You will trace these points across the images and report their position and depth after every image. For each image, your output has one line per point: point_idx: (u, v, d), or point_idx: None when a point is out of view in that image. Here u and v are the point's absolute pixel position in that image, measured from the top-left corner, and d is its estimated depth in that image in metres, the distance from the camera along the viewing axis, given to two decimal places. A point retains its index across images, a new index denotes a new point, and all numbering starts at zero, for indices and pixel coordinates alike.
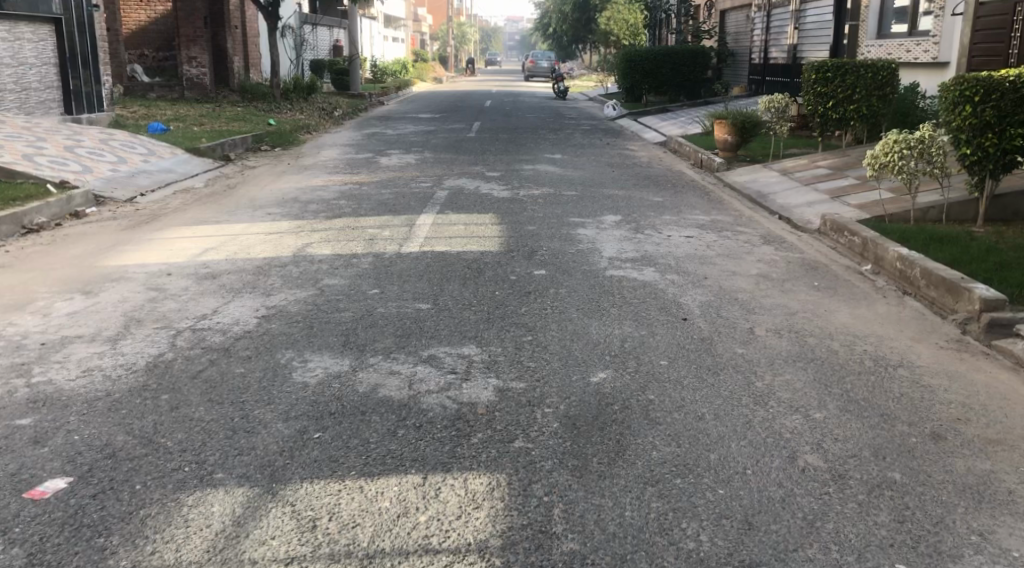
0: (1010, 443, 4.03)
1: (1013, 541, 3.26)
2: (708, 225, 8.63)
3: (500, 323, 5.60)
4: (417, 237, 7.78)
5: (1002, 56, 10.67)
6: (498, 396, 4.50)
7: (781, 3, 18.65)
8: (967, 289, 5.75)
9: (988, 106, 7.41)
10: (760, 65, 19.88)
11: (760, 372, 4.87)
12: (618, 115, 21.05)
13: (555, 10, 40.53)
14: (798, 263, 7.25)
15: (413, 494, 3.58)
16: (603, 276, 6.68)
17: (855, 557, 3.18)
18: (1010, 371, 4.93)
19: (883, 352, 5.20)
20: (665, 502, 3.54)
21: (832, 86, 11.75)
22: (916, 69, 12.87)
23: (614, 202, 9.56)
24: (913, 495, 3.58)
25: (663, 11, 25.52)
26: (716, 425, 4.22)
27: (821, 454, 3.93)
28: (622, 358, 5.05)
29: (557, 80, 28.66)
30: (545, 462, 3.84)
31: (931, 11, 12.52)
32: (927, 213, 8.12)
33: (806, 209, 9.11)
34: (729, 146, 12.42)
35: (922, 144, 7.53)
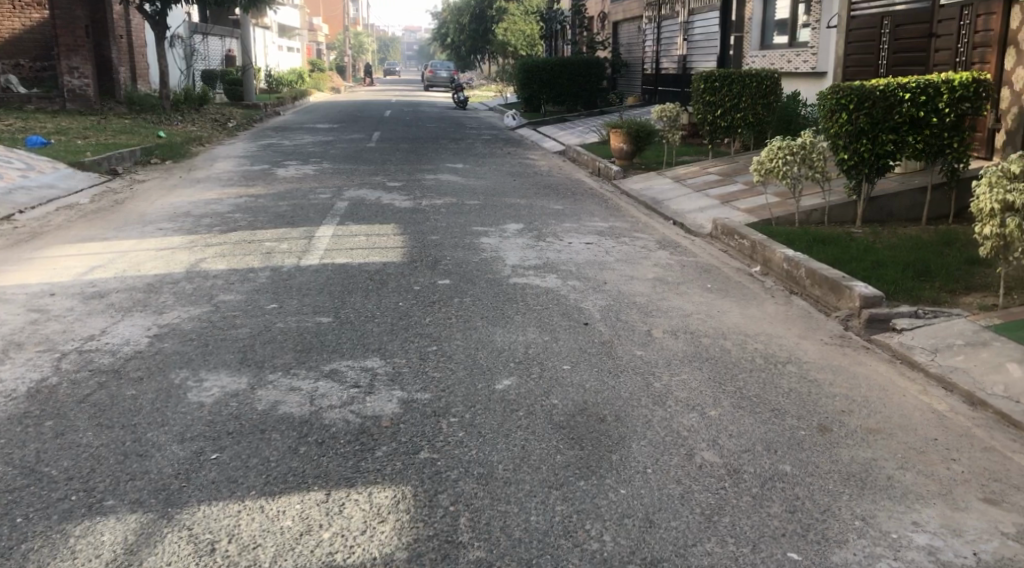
0: (889, 431, 4.28)
1: (892, 524, 3.45)
2: (607, 231, 8.82)
3: (404, 334, 5.57)
4: (316, 249, 7.66)
5: (873, 67, 11.32)
6: (402, 407, 4.48)
7: (671, 15, 19.26)
8: (848, 287, 6.07)
9: (862, 114, 7.89)
10: (653, 76, 20.49)
11: (658, 372, 5.02)
12: (518, 124, 21.28)
13: (452, 20, 40.63)
14: (692, 266, 7.50)
15: (316, 511, 3.52)
16: (506, 284, 6.73)
17: (750, 548, 3.30)
18: (888, 364, 5.22)
19: (773, 350, 5.43)
20: (569, 505, 3.59)
21: (719, 95, 12.21)
22: (797, 79, 13.49)
23: (515, 210, 9.66)
24: (802, 485, 3.75)
25: (559, 23, 25.95)
26: (617, 426, 4.31)
27: (716, 450, 4.07)
28: (526, 365, 5.10)
29: (457, 90, 28.78)
30: (451, 472, 3.84)
31: (809, 24, 13.18)
32: (810, 216, 8.50)
33: (699, 215, 9.41)
34: (625, 154, 12.76)
35: (804, 150, 7.92)
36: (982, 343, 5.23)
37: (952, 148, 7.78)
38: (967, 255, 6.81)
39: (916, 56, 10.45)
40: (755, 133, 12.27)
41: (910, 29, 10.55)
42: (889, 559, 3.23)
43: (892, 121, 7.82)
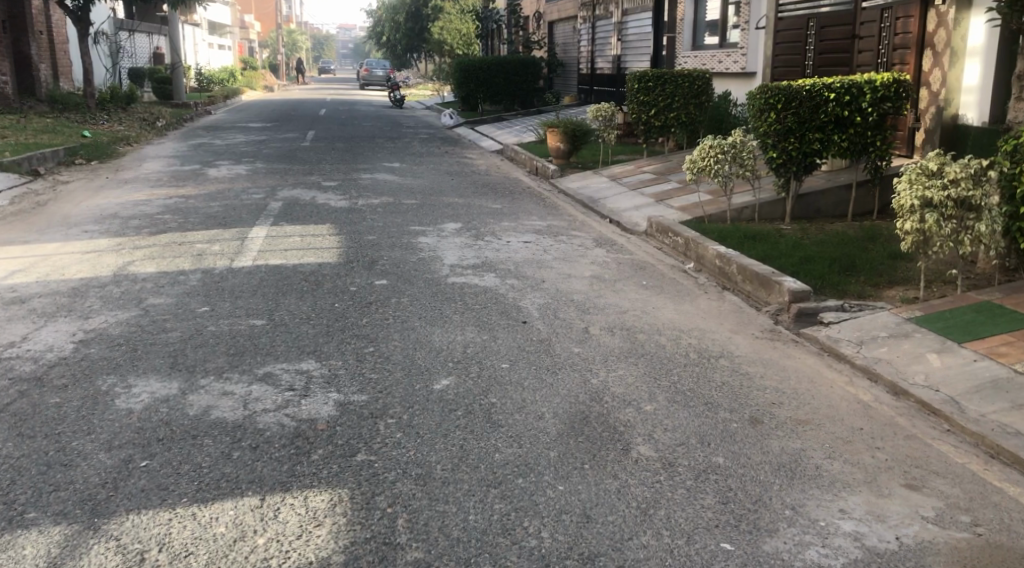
0: (817, 422, 4.41)
1: (820, 512, 3.55)
2: (545, 230, 8.86)
3: (340, 336, 5.50)
4: (250, 251, 7.51)
5: (800, 68, 11.63)
6: (338, 410, 4.43)
7: (605, 15, 19.46)
8: (778, 282, 6.22)
9: (789, 113, 8.11)
10: (588, 76, 20.69)
11: (596, 369, 5.06)
12: (455, 124, 21.22)
13: (388, 19, 40.34)
14: (628, 263, 7.59)
15: (250, 516, 3.46)
16: (444, 283, 6.71)
17: (684, 540, 3.36)
18: (817, 356, 5.37)
19: (706, 345, 5.53)
20: (507, 503, 3.60)
21: (653, 95, 12.37)
22: (727, 79, 13.76)
23: (453, 209, 9.64)
24: (735, 476, 3.83)
25: (494, 22, 25.98)
26: (555, 423, 4.34)
27: (652, 444, 4.14)
28: (464, 364, 5.09)
29: (393, 89, 28.57)
30: (388, 474, 3.81)
31: (739, 25, 13.47)
32: (741, 213, 8.66)
33: (634, 213, 9.52)
34: (562, 154, 12.85)
35: (734, 149, 8.09)
36: (905, 335, 5.42)
37: (875, 147, 8.09)
38: (890, 250, 7.05)
39: (840, 57, 10.77)
40: (688, 132, 12.48)
41: (834, 31, 10.87)
42: (817, 545, 3.32)
43: (819, 121, 8.05)
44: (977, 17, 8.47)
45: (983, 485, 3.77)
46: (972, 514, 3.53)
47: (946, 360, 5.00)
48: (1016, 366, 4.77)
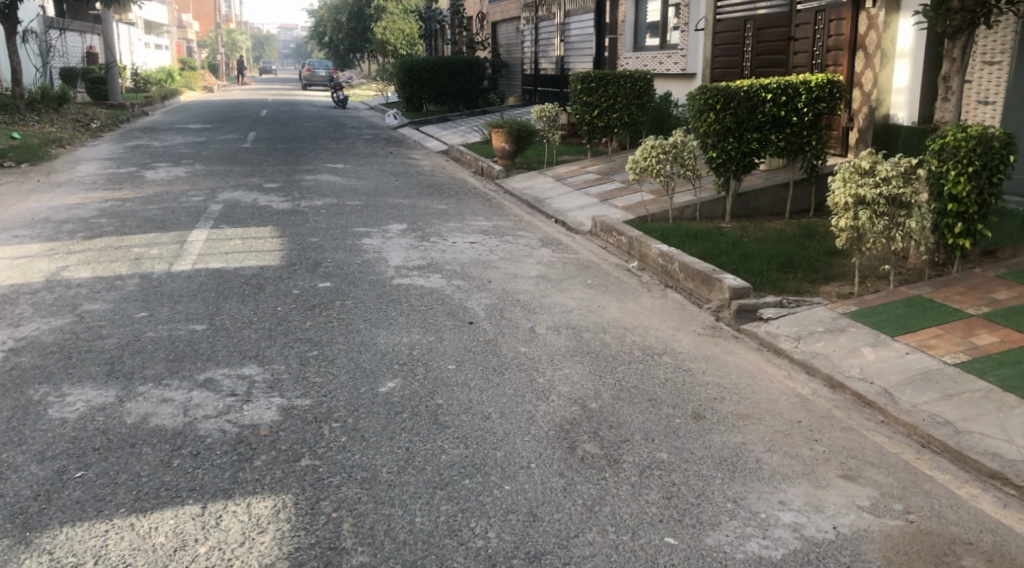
0: (758, 416, 4.50)
1: (761, 504, 3.62)
2: (491, 230, 8.86)
3: (284, 340, 5.43)
4: (189, 254, 7.37)
5: (738, 69, 11.86)
6: (282, 415, 4.37)
7: (547, 16, 19.57)
8: (718, 279, 6.33)
9: (728, 113, 8.25)
10: (532, 76, 20.78)
11: (542, 368, 5.09)
12: (400, 124, 21.11)
13: (330, 19, 39.94)
14: (573, 263, 7.64)
15: (191, 525, 3.39)
16: (389, 285, 6.67)
17: (629, 536, 3.39)
18: (757, 352, 5.48)
19: (650, 342, 5.60)
20: (454, 504, 3.59)
21: (595, 96, 12.43)
22: (668, 79, 13.95)
23: (398, 210, 9.59)
24: (678, 472, 3.89)
25: (438, 22, 25.94)
26: (502, 423, 4.35)
27: (597, 441, 4.17)
28: (410, 366, 5.07)
29: (336, 89, 28.30)
30: (333, 478, 3.78)
31: (679, 27, 13.67)
32: (682, 212, 8.76)
33: (578, 213, 9.59)
34: (507, 154, 12.87)
35: (675, 149, 8.20)
36: (840, 330, 5.57)
37: (810, 146, 8.36)
38: (825, 247, 7.24)
39: (776, 58, 11.01)
40: (630, 132, 12.63)
41: (771, 33, 11.10)
42: (758, 537, 3.38)
43: (756, 121, 8.26)
44: (904, 19, 8.76)
45: (915, 473, 3.89)
46: (905, 502, 3.64)
47: (880, 353, 5.15)
48: (946, 357, 4.94)
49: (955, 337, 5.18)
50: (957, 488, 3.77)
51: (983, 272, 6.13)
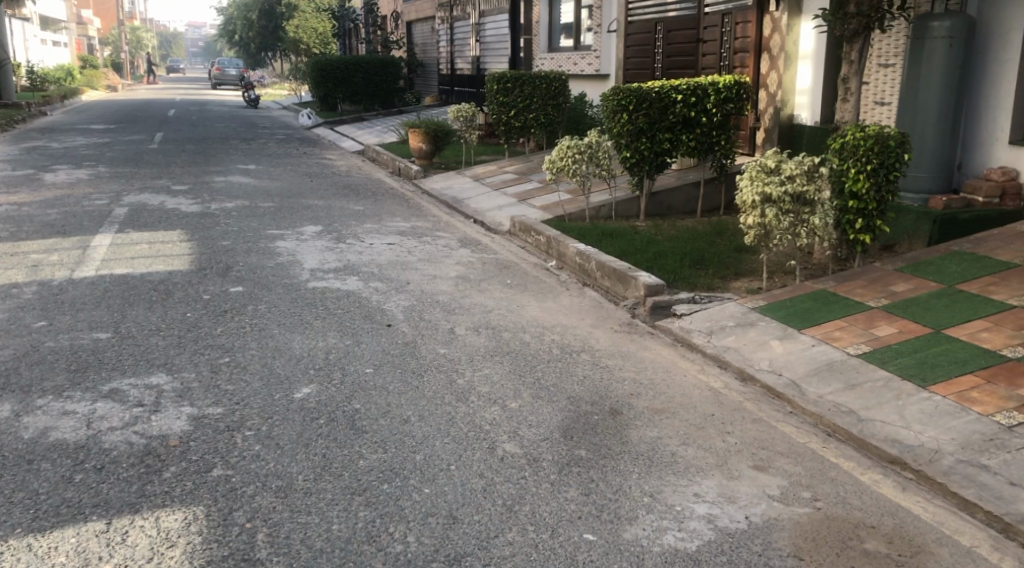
0: (672, 410, 4.59)
1: (676, 497, 3.69)
2: (409, 231, 8.80)
3: (194, 347, 5.26)
4: (92, 260, 7.07)
5: (649, 70, 12.08)
6: (192, 424, 4.23)
7: (462, 16, 19.53)
8: (634, 277, 6.43)
9: (640, 114, 8.40)
10: (448, 76, 20.76)
11: (461, 369, 5.07)
12: (314, 124, 20.76)
13: (240, 17, 38.98)
14: (492, 263, 7.64)
15: (95, 543, 3.25)
16: (304, 288, 6.54)
17: (548, 534, 3.41)
18: (672, 348, 5.59)
19: (569, 340, 5.65)
20: (373, 509, 3.54)
21: (511, 96, 12.46)
22: (582, 80, 14.11)
23: (312, 212, 9.41)
24: (596, 468, 3.93)
25: (351, 21, 25.61)
26: (421, 426, 4.32)
27: (517, 441, 4.18)
28: (326, 371, 4.98)
29: (247, 88, 27.63)
30: (247, 488, 3.67)
31: (592, 28, 13.84)
32: (598, 212, 8.83)
33: (497, 213, 9.59)
34: (424, 154, 12.79)
35: (590, 149, 8.29)
36: (750, 324, 5.73)
37: (720, 146, 8.64)
38: (735, 244, 7.44)
39: (686, 60, 11.25)
40: (547, 133, 12.73)
41: (680, 35, 11.36)
42: (673, 530, 3.44)
43: (667, 121, 8.45)
44: (806, 23, 9.08)
45: (822, 462, 4.02)
46: (812, 490, 3.76)
47: (787, 346, 5.32)
48: (849, 349, 5.13)
49: (857, 329, 5.39)
50: (861, 474, 3.92)
51: (883, 266, 6.40)
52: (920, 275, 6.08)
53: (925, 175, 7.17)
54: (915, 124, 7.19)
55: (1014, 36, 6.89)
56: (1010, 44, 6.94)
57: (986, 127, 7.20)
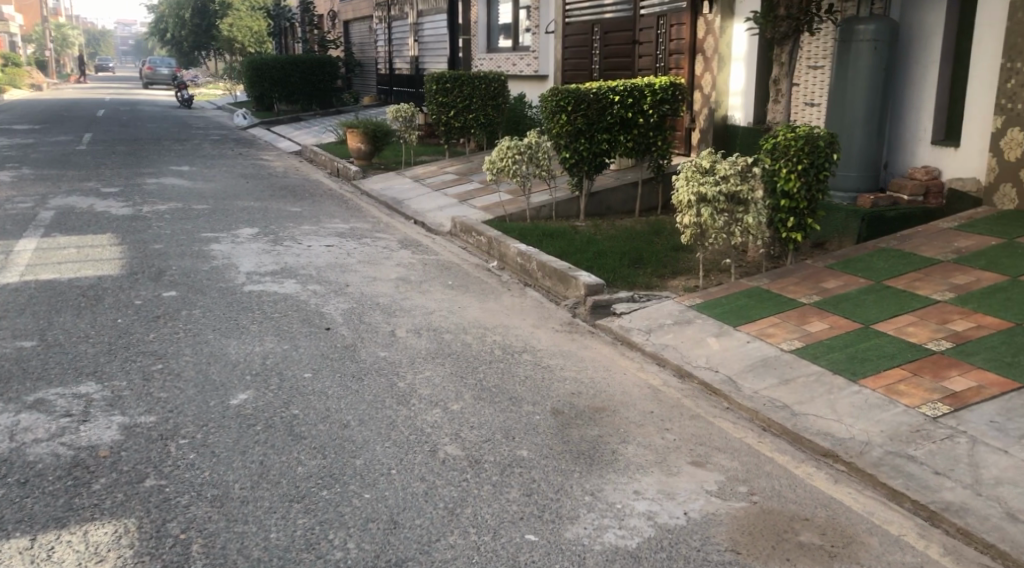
0: (613, 408, 4.63)
1: (617, 495, 3.72)
2: (348, 233, 8.70)
3: (125, 354, 5.11)
4: (16, 265, 6.81)
5: (587, 71, 12.17)
6: (123, 434, 4.10)
7: (400, 16, 19.40)
8: (574, 277, 6.47)
9: (579, 115, 8.47)
10: (387, 76, 20.60)
11: (402, 372, 5.03)
12: (250, 124, 20.37)
13: (171, 15, 38.05)
14: (432, 264, 7.60)
15: (19, 560, 3.12)
16: (240, 292, 6.41)
17: (490, 536, 3.39)
18: (612, 346, 5.64)
19: (510, 341, 5.65)
20: (311, 517, 3.48)
21: (451, 96, 12.44)
22: (521, 80, 14.14)
23: (249, 214, 9.23)
24: (538, 468, 3.94)
25: (287, 20, 25.21)
26: (361, 430, 4.27)
27: (458, 443, 4.16)
28: (263, 376, 4.89)
29: (180, 88, 26.98)
30: (181, 498, 3.58)
31: (530, 29, 13.88)
32: (539, 212, 8.86)
33: (438, 213, 9.55)
34: (363, 154, 12.67)
35: (530, 149, 8.32)
36: (687, 322, 5.81)
37: (657, 146, 8.75)
38: (673, 244, 7.54)
39: (623, 61, 11.36)
40: (487, 133, 12.72)
41: (616, 37, 11.47)
42: (614, 528, 3.46)
43: (605, 122, 8.53)
44: (738, 25, 9.26)
45: (758, 456, 4.11)
46: (749, 484, 3.83)
47: (724, 343, 5.41)
48: (783, 344, 5.25)
49: (791, 325, 5.52)
50: (795, 467, 4.01)
51: (814, 264, 6.56)
52: (849, 272, 6.26)
53: (854, 174, 7.37)
54: (843, 124, 7.39)
55: (935, 39, 7.13)
56: (931, 48, 7.19)
57: (910, 127, 7.44)
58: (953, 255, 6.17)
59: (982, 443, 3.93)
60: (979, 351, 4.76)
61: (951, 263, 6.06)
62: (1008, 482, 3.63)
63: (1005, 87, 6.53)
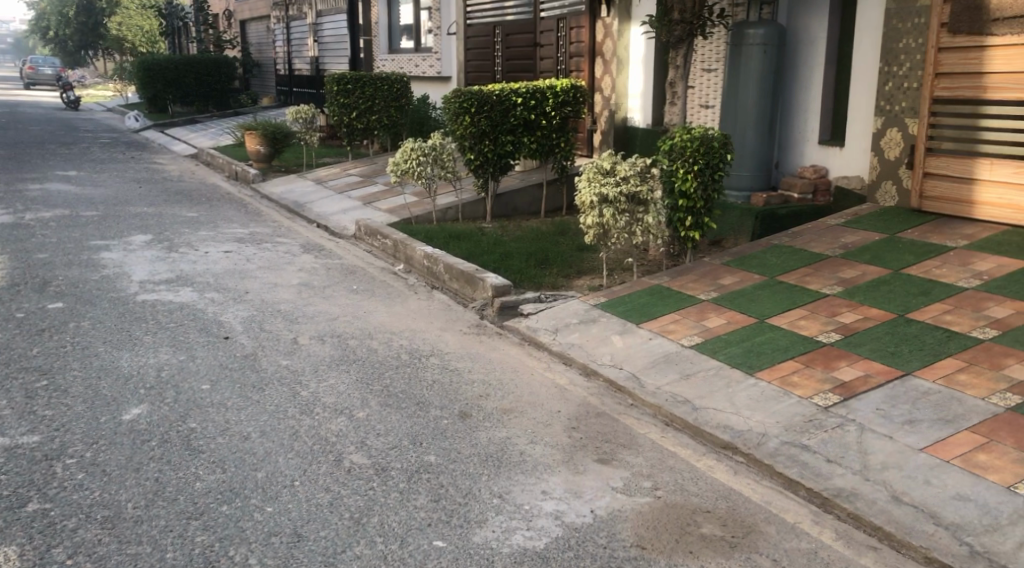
0: (521, 409, 4.64)
1: (525, 496, 3.73)
2: (248, 238, 8.45)
3: (5, 371, 4.81)
4: None
5: (489, 73, 12.19)
6: (3, 456, 3.86)
7: (298, 16, 19.00)
8: (481, 279, 6.46)
9: (482, 116, 8.48)
10: (287, 77, 20.14)
11: (305, 381, 4.91)
12: (142, 126, 19.57)
13: (55, 12, 36.23)
14: (336, 269, 7.46)
15: None
16: (133, 302, 6.14)
17: (398, 544, 3.34)
18: (520, 347, 5.66)
19: (417, 345, 5.60)
20: (211, 534, 3.35)
21: (353, 98, 12.26)
22: (424, 81, 14.05)
23: (142, 220, 8.87)
24: (446, 473, 3.91)
25: (179, 19, 24.34)
26: (262, 442, 4.15)
27: (364, 451, 4.09)
28: (158, 389, 4.69)
29: (65, 89, 25.69)
30: (67, 522, 3.38)
31: (432, 30, 13.81)
32: (445, 214, 8.81)
33: (341, 217, 9.39)
34: (262, 157, 12.34)
35: (434, 151, 8.28)
36: (592, 320, 5.89)
37: (560, 148, 8.84)
38: (578, 244, 7.64)
39: (525, 63, 11.43)
40: (391, 135, 12.59)
41: (518, 39, 11.53)
42: (522, 529, 3.46)
43: (509, 124, 8.57)
44: (635, 28, 9.47)
45: (661, 451, 4.19)
46: (653, 479, 3.90)
47: (627, 341, 5.50)
48: (684, 340, 5.37)
49: (691, 321, 5.65)
50: (697, 460, 4.10)
51: (712, 261, 6.75)
52: (745, 268, 6.46)
53: (748, 174, 7.61)
54: (736, 126, 7.63)
55: (819, 44, 7.46)
56: (816, 52, 7.51)
57: (797, 128, 7.75)
58: (841, 250, 6.45)
59: (869, 430, 4.11)
60: (865, 341, 4.99)
61: (839, 258, 6.33)
62: (893, 466, 3.81)
63: (884, 89, 6.91)
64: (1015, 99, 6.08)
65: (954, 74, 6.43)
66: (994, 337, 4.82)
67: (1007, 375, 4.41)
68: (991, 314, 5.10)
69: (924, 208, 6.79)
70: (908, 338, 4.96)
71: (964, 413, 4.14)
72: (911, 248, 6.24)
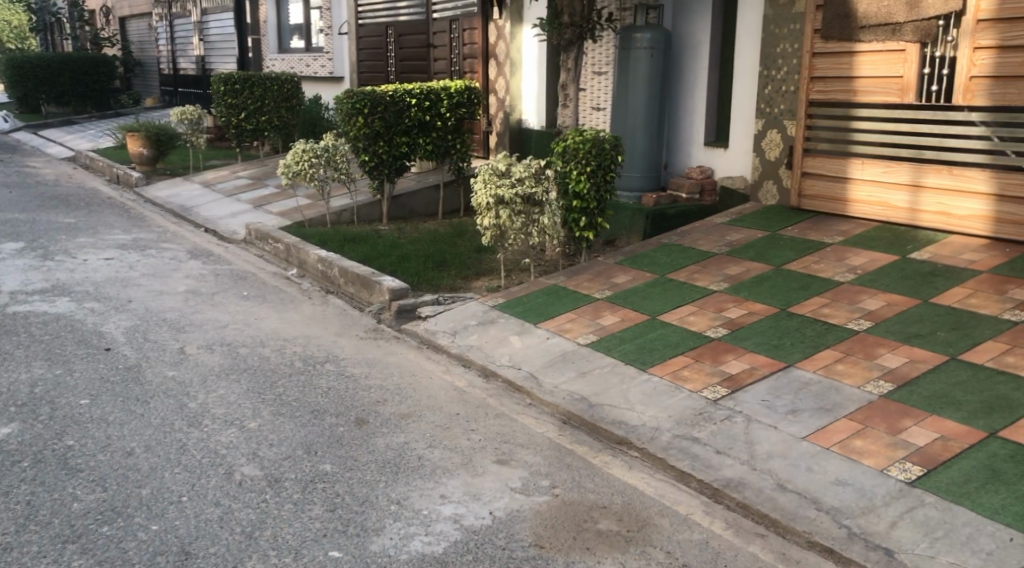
0: (418, 413, 4.59)
1: (423, 501, 3.69)
2: (130, 244, 8.07)
3: None
4: None
5: (383, 74, 12.06)
6: None
7: (182, 13, 18.30)
8: (378, 282, 6.37)
9: (376, 117, 8.37)
10: (171, 77, 19.37)
11: (192, 392, 4.71)
12: (13, 128, 18.45)
13: None
14: (226, 275, 7.22)
15: None
16: (3, 314, 5.77)
17: (292, 556, 3.24)
18: (417, 350, 5.60)
19: (311, 351, 5.47)
20: (89, 557, 3.17)
21: (241, 98, 11.93)
22: (315, 82, 13.78)
23: (13, 227, 8.34)
24: (342, 481, 3.83)
25: (50, 15, 23.02)
26: (147, 457, 3.96)
27: (256, 463, 3.96)
28: (30, 407, 4.41)
29: None
30: None
31: (323, 30, 13.54)
32: (340, 217, 8.64)
33: (231, 221, 9.09)
34: (146, 160, 11.82)
35: (327, 152, 8.12)
36: (490, 321, 5.89)
37: (455, 149, 8.83)
38: (475, 245, 7.64)
39: (418, 64, 11.35)
40: (282, 136, 12.29)
41: (411, 40, 11.44)
42: (421, 535, 3.42)
43: (403, 125, 8.50)
44: (527, 30, 9.56)
45: (559, 450, 4.22)
46: (550, 477, 3.93)
47: (525, 341, 5.53)
48: (579, 339, 5.44)
49: (586, 320, 5.73)
50: (593, 457, 4.16)
51: (606, 260, 6.86)
52: (638, 267, 6.60)
53: (639, 174, 7.78)
54: (626, 127, 7.79)
55: (702, 48, 7.70)
56: (699, 55, 7.75)
57: (684, 130, 7.99)
58: (727, 248, 6.68)
59: (755, 421, 4.27)
60: (750, 335, 5.17)
61: (726, 255, 6.55)
62: (778, 455, 3.96)
63: (764, 92, 7.20)
64: (882, 101, 6.42)
65: (827, 77, 6.76)
66: (868, 328, 5.08)
67: (880, 363, 4.66)
68: (864, 306, 5.37)
69: (803, 207, 7.11)
70: (790, 331, 5.17)
71: (842, 402, 4.35)
72: (793, 245, 6.52)
